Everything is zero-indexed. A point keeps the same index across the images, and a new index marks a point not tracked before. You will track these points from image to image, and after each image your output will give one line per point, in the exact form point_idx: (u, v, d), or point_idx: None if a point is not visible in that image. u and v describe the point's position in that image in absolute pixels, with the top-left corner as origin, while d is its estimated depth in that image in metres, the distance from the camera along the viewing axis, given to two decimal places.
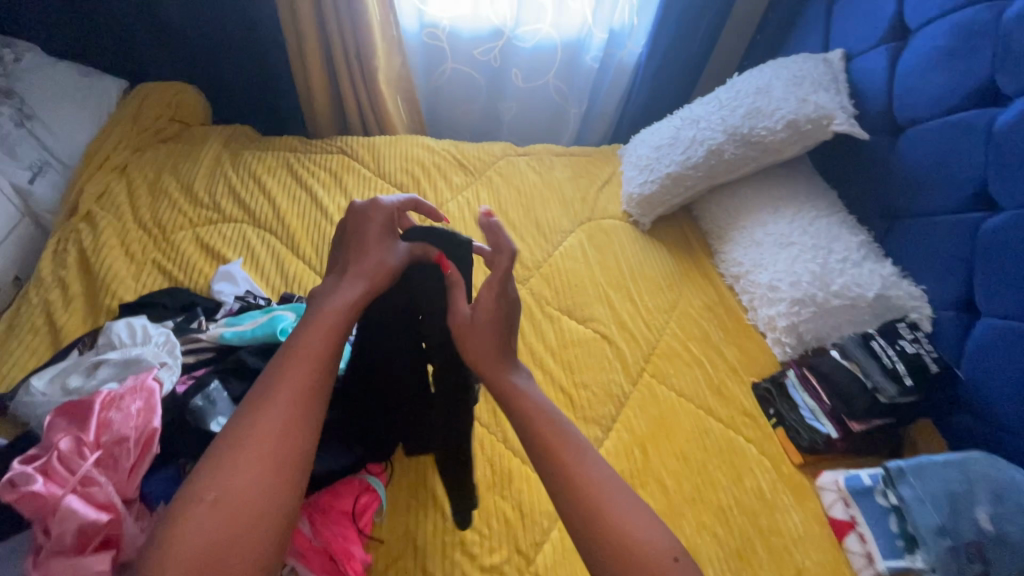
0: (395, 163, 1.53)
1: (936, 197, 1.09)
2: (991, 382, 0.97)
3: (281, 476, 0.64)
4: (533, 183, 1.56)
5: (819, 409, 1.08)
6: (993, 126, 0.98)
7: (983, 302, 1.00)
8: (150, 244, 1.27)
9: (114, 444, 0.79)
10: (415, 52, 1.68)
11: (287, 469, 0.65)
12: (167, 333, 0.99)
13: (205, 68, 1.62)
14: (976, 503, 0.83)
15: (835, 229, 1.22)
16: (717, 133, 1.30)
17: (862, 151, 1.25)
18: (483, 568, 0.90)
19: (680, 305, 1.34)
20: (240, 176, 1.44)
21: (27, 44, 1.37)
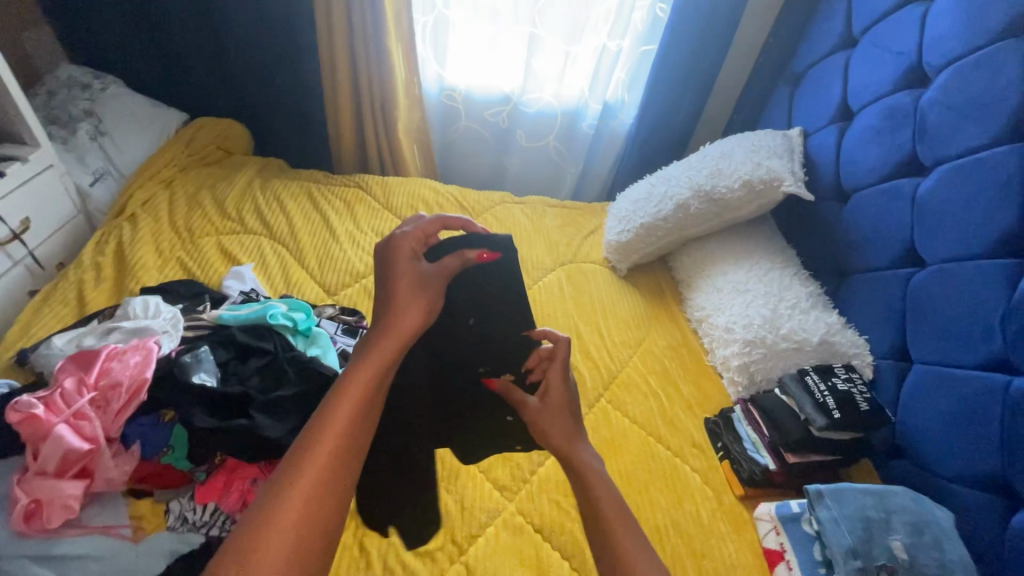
0: (402, 199, 1.72)
1: (877, 255, 1.19)
2: (921, 426, 1.02)
3: (333, 508, 0.57)
4: (523, 226, 1.72)
5: (760, 442, 1.13)
6: (917, 191, 1.10)
7: (914, 350, 1.07)
8: (178, 245, 1.46)
9: (110, 388, 0.89)
10: (434, 109, 1.92)
11: (336, 507, 0.58)
12: (175, 311, 1.11)
13: (254, 110, 1.91)
14: (891, 531, 0.87)
15: (788, 280, 1.32)
16: (685, 190, 1.46)
17: (816, 214, 1.39)
18: (417, 551, 0.94)
19: (645, 342, 1.42)
20: (266, 197, 1.65)
21: (115, 79, 1.70)
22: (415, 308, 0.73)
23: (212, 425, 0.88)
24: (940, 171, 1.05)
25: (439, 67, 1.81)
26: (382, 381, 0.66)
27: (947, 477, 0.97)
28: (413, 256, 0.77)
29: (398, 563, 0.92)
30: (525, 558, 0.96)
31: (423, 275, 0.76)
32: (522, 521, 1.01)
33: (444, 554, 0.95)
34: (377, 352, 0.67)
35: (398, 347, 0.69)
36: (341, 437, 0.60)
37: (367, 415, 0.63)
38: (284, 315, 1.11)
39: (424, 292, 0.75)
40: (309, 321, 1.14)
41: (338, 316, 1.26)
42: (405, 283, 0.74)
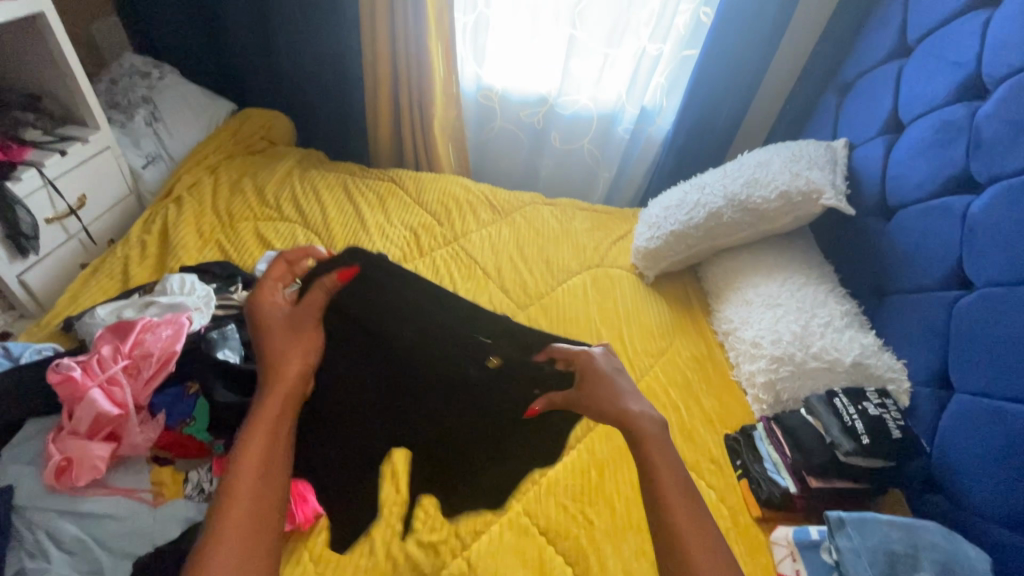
0: (433, 195, 1.74)
1: (920, 276, 1.13)
2: (960, 461, 0.96)
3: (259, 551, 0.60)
4: (552, 227, 1.71)
5: (781, 463, 1.08)
6: (968, 210, 1.04)
7: (956, 379, 1.01)
8: (218, 228, 1.52)
9: (142, 357, 0.94)
10: (470, 107, 1.94)
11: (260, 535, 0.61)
12: (208, 290, 1.17)
13: (298, 103, 1.98)
14: (918, 568, 0.81)
15: (822, 296, 1.27)
16: (718, 198, 1.42)
17: (857, 230, 1.33)
18: (421, 542, 0.95)
19: (669, 352, 1.39)
20: (303, 186, 1.71)
21: (172, 69, 1.79)
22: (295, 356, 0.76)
23: (232, 400, 0.92)
24: (993, 190, 0.99)
25: (477, 66, 1.83)
26: (278, 426, 0.69)
27: (984, 515, 0.90)
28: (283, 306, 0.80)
29: (400, 554, 0.93)
30: (528, 560, 0.95)
31: (294, 318, 0.79)
32: (526, 522, 1.00)
33: (446, 546, 0.95)
34: (264, 408, 0.70)
35: (285, 396, 0.72)
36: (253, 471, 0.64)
37: (268, 466, 0.65)
38: None
39: (303, 334, 0.78)
40: None
41: None
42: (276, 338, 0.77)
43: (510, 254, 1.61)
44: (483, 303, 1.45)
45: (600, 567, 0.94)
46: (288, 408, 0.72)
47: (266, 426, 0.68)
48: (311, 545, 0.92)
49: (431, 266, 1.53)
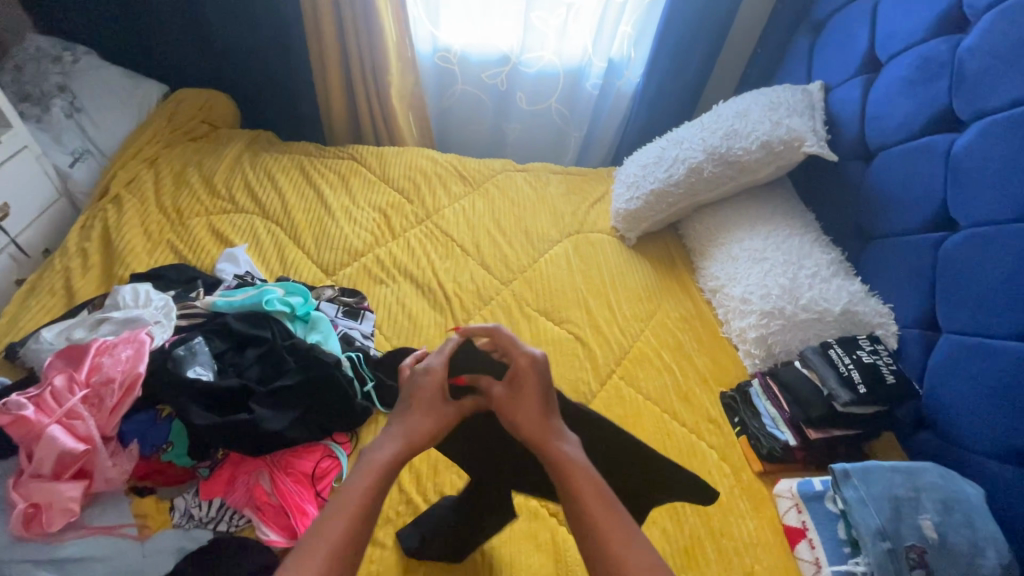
0: (399, 170, 1.64)
1: (903, 219, 1.13)
2: (950, 398, 0.98)
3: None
4: (527, 195, 1.65)
5: (779, 418, 1.10)
6: (952, 149, 1.02)
7: (943, 320, 1.02)
8: (167, 227, 1.40)
9: (102, 384, 0.85)
10: (428, 72, 1.81)
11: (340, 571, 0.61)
12: (166, 299, 1.05)
13: (238, 78, 1.80)
14: (920, 510, 0.84)
15: (807, 247, 1.26)
16: (697, 152, 1.38)
17: (837, 176, 1.31)
18: None
19: (658, 315, 1.37)
20: (256, 172, 1.58)
21: (86, 49, 1.60)
22: (388, 453, 0.72)
23: (215, 423, 0.85)
24: (978, 126, 0.97)
25: (432, 25, 1.69)
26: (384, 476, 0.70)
27: (975, 450, 0.93)
28: (435, 397, 0.80)
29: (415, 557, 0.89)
30: (542, 543, 0.93)
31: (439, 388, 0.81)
32: (535, 505, 0.98)
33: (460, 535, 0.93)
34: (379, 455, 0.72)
35: (367, 501, 0.66)
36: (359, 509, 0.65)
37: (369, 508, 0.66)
38: (280, 301, 1.06)
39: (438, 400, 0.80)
40: (308, 305, 1.09)
41: (339, 297, 1.28)
42: (399, 430, 0.76)
43: (487, 227, 1.53)
44: (464, 281, 1.39)
45: None
46: (369, 517, 0.66)
47: (346, 522, 0.64)
48: None
49: (406, 248, 1.45)
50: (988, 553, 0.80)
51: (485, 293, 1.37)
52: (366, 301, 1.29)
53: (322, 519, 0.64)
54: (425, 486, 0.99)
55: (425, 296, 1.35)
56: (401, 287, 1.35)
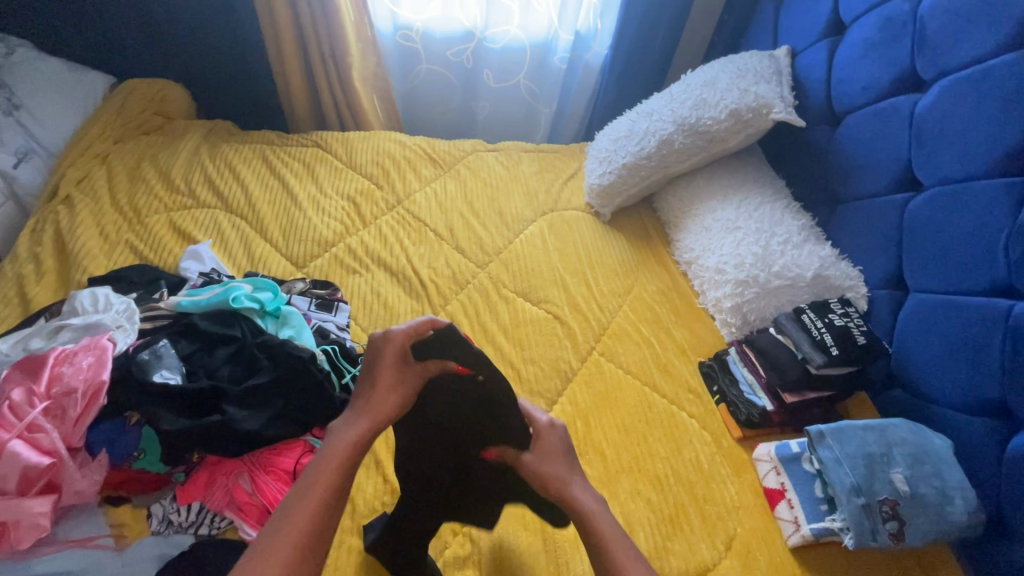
0: (366, 156, 1.59)
1: (870, 181, 1.14)
2: (917, 355, 1.01)
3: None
4: (499, 175, 1.62)
5: (756, 384, 1.11)
6: (915, 109, 1.03)
7: (910, 279, 1.04)
8: (125, 227, 1.34)
9: (64, 395, 0.82)
10: (390, 52, 1.75)
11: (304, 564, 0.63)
12: (128, 302, 1.02)
13: (190, 66, 1.72)
14: (892, 464, 0.86)
15: (779, 214, 1.27)
16: (668, 124, 1.37)
17: (805, 141, 1.31)
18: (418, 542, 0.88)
19: (635, 289, 1.37)
20: (216, 165, 1.52)
21: (19, 40, 1.46)
22: (356, 432, 0.74)
23: (187, 425, 0.83)
24: (941, 86, 0.98)
25: (392, 3, 1.63)
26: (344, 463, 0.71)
27: (944, 404, 0.96)
28: (398, 371, 0.78)
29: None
30: (528, 523, 0.94)
31: (404, 369, 0.79)
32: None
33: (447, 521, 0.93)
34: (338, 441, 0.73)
35: (335, 481, 0.69)
36: (319, 500, 0.67)
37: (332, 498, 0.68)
38: (249, 297, 1.03)
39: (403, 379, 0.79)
40: (278, 300, 1.06)
41: (310, 290, 1.24)
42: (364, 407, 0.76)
43: (460, 211, 1.51)
44: (440, 267, 1.37)
45: None
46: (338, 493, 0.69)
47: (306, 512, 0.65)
48: None
49: (378, 235, 1.42)
50: (954, 501, 0.84)
51: (461, 278, 1.35)
52: (338, 292, 1.26)
53: (294, 501, 0.67)
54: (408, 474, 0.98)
55: (400, 284, 1.32)
56: (375, 276, 1.33)
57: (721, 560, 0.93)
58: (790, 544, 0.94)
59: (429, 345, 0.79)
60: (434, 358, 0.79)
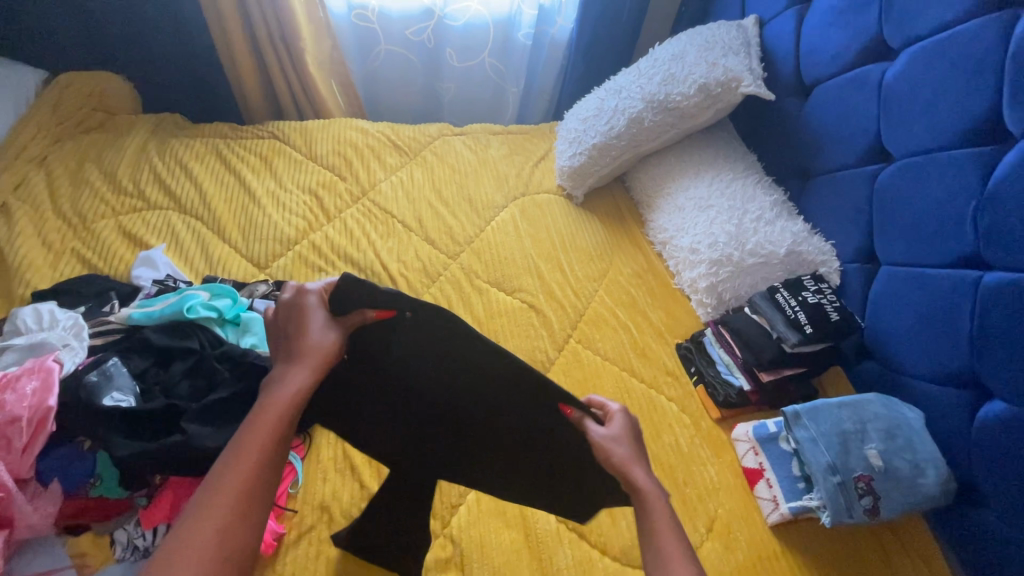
0: (326, 146, 1.52)
1: (840, 154, 1.13)
2: (890, 328, 1.01)
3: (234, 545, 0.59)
4: (468, 160, 1.56)
5: (733, 363, 1.11)
6: (883, 79, 1.01)
7: (881, 252, 1.04)
8: (70, 234, 1.26)
9: (6, 424, 0.76)
10: (346, 34, 1.67)
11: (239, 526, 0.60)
12: (75, 316, 0.95)
13: (131, 56, 1.61)
14: (866, 440, 0.87)
15: (751, 190, 1.25)
16: (637, 101, 1.33)
17: (776, 114, 1.29)
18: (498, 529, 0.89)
19: (610, 273, 1.35)
20: (166, 162, 1.43)
21: None
22: (294, 384, 0.69)
23: (143, 449, 0.78)
24: (908, 54, 0.96)
25: None
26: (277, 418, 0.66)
27: (915, 375, 0.97)
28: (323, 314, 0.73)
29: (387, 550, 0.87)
30: (510, 519, 0.93)
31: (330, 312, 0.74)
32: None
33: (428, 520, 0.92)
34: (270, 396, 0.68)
35: (273, 435, 0.65)
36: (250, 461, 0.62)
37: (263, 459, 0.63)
38: (205, 305, 0.98)
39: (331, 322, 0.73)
40: (237, 307, 1.01)
41: (274, 293, 1.17)
42: (299, 355, 0.71)
43: (429, 199, 1.46)
44: (410, 259, 1.32)
45: None
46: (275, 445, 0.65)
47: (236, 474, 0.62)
48: (279, 566, 0.85)
49: (343, 230, 1.36)
50: (926, 473, 0.85)
51: (432, 270, 1.31)
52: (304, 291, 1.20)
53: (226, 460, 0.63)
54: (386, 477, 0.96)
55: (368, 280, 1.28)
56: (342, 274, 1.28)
57: (703, 543, 0.93)
58: (770, 522, 0.95)
59: (344, 293, 0.74)
60: (352, 308, 0.74)
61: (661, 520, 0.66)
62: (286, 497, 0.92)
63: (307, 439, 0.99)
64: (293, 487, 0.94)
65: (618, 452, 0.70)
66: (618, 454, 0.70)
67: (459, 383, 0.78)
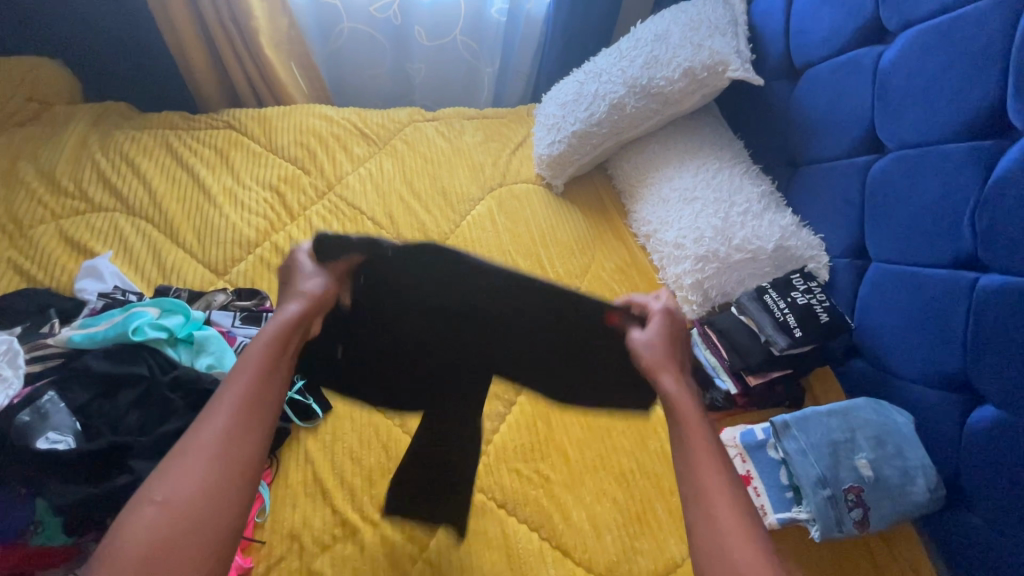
0: (288, 136, 1.42)
1: (831, 142, 1.07)
2: (880, 327, 0.97)
3: (225, 482, 0.55)
4: (441, 149, 1.47)
5: (719, 366, 1.05)
6: (879, 64, 0.95)
7: (872, 248, 1.00)
8: (4, 242, 1.15)
9: None
10: (306, 11, 1.54)
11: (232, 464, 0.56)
12: (9, 340, 0.85)
13: (66, 39, 1.46)
14: (856, 450, 0.84)
15: (738, 180, 1.19)
16: (618, 86, 1.25)
17: (763, 98, 1.23)
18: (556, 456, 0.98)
19: (593, 268, 1.30)
20: (110, 158, 1.31)
21: None
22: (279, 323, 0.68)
23: (88, 494, 0.72)
24: (906, 37, 0.90)
25: None
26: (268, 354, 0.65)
27: (903, 376, 0.94)
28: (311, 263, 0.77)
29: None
30: (491, 540, 0.89)
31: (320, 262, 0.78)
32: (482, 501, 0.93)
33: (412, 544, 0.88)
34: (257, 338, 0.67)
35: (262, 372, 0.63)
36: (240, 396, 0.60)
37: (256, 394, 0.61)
38: (154, 325, 0.90)
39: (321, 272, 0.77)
40: (190, 324, 0.93)
41: (233, 303, 1.11)
42: (293, 294, 0.74)
43: (400, 192, 1.37)
44: None
45: (563, 518, 0.92)
46: (273, 372, 0.64)
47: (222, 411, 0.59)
48: None
49: (308, 229, 1.27)
50: (917, 481, 0.83)
51: None
52: (267, 300, 1.13)
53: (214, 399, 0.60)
54: (356, 498, 0.91)
55: None
56: None
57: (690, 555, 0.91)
58: None
59: (325, 246, 0.78)
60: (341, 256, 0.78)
61: (698, 440, 0.66)
62: (253, 528, 0.87)
63: (275, 462, 0.94)
64: (260, 515, 0.88)
65: (656, 351, 0.77)
66: (670, 394, 0.72)
67: (485, 311, 0.82)
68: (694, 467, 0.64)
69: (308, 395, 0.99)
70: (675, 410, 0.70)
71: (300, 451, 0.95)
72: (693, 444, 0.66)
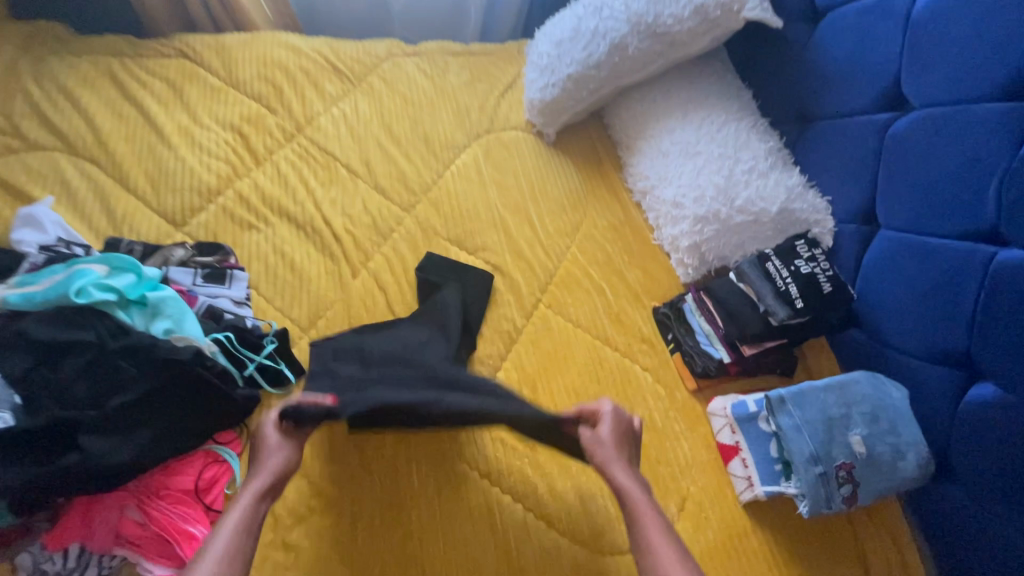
0: (250, 68, 1.26)
1: (849, 96, 0.99)
2: (881, 297, 0.93)
3: None
4: (422, 88, 1.33)
5: (714, 334, 1.03)
6: (913, 9, 0.87)
7: (882, 215, 0.94)
8: None
9: None
10: None
11: None
12: None
13: None
14: (849, 426, 0.82)
15: (745, 134, 1.11)
16: (621, 23, 1.13)
17: (780, 43, 1.12)
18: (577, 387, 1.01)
19: (584, 226, 1.22)
20: (42, 87, 1.15)
21: None
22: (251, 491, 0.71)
23: (31, 475, 0.68)
24: None
25: None
26: (238, 517, 0.68)
27: (899, 349, 0.92)
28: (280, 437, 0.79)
29: (357, 548, 0.83)
30: (475, 510, 0.87)
31: (289, 429, 0.81)
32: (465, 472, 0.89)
33: (394, 515, 0.85)
34: (231, 505, 0.70)
35: (234, 538, 0.66)
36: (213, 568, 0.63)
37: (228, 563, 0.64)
38: (101, 285, 0.81)
39: (291, 441, 0.80)
40: (143, 286, 0.85)
41: (194, 258, 1.02)
42: (256, 468, 0.76)
43: (378, 137, 1.25)
44: (357, 213, 1.15)
45: (548, 489, 0.90)
46: (242, 535, 0.67)
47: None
48: None
49: (276, 176, 1.16)
50: (907, 456, 0.81)
51: (384, 226, 1.14)
52: (232, 256, 1.04)
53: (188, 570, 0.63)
54: (333, 469, 0.87)
55: (310, 240, 1.10)
56: (277, 231, 1.10)
57: (674, 523, 0.91)
58: (742, 500, 0.93)
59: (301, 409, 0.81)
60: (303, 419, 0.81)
61: (651, 528, 0.73)
62: (223, 500, 0.81)
63: (242, 431, 0.86)
64: (231, 487, 0.82)
65: (602, 452, 0.81)
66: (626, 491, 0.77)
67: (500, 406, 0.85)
68: (649, 554, 0.71)
69: (279, 359, 0.93)
70: (629, 498, 0.77)
71: (271, 417, 0.90)
72: (648, 536, 0.72)
